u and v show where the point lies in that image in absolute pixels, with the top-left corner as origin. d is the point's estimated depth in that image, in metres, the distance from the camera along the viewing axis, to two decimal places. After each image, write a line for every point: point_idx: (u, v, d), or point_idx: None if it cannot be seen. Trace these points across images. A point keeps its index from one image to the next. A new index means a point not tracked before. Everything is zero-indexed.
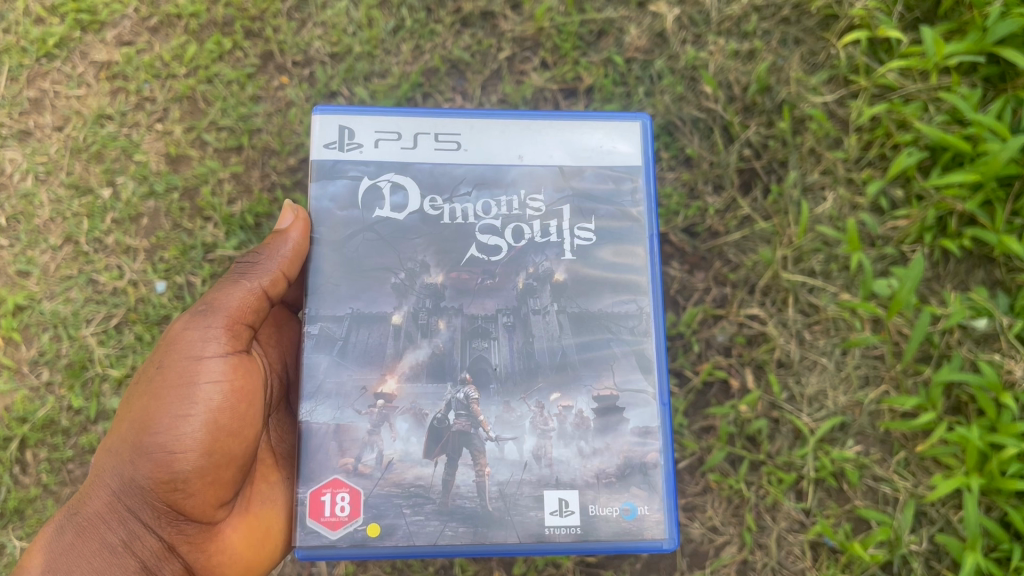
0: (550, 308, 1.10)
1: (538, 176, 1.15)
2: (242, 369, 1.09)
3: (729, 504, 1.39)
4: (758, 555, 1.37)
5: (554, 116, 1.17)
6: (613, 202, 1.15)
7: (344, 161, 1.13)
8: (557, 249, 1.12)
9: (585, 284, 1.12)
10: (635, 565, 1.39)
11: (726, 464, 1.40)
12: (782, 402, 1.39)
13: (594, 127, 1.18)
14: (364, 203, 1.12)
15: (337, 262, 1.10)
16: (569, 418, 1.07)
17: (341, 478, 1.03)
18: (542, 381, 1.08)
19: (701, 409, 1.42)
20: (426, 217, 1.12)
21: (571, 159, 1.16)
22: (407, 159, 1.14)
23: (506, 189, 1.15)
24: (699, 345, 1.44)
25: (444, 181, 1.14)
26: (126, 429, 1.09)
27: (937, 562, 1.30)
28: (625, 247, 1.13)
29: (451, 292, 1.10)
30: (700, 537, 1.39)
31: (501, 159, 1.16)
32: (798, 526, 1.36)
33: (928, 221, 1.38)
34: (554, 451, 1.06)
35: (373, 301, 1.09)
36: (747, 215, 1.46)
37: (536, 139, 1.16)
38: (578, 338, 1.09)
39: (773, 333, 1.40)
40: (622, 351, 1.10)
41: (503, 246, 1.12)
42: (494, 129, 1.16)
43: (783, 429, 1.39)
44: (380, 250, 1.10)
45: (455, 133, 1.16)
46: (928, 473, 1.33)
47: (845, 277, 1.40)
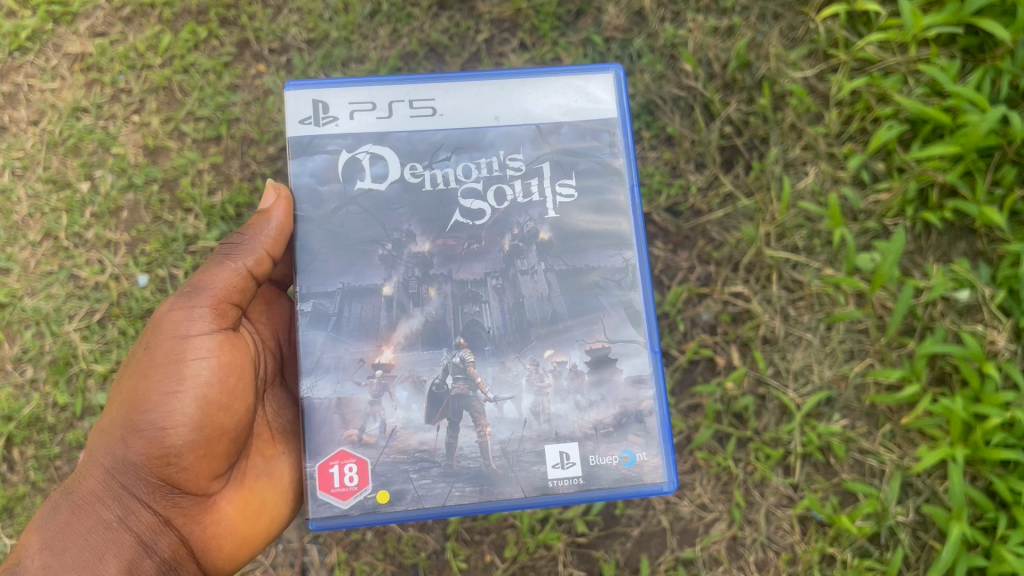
0: (537, 267, 1.09)
1: (517, 137, 1.13)
2: (231, 345, 1.09)
3: (718, 481, 1.39)
4: (747, 530, 1.37)
5: (529, 75, 1.14)
6: (593, 156, 1.13)
7: (320, 135, 1.10)
8: (541, 207, 1.10)
9: (572, 240, 1.10)
10: (625, 545, 1.39)
11: (713, 442, 1.40)
12: (768, 378, 1.39)
13: (567, 80, 1.15)
14: (345, 175, 1.09)
15: (324, 236, 1.08)
16: (564, 373, 1.06)
17: (348, 447, 1.02)
18: (535, 339, 1.07)
19: (688, 387, 1.42)
20: (410, 188, 1.10)
21: (548, 115, 1.14)
22: (386, 129, 1.11)
23: (485, 151, 1.12)
24: (684, 324, 1.43)
25: (423, 147, 1.11)
26: (117, 409, 1.08)
27: (924, 532, 1.31)
28: (606, 200, 1.12)
29: (439, 259, 1.08)
30: (689, 515, 1.39)
31: (480, 124, 1.13)
32: (786, 501, 1.37)
33: (910, 194, 1.38)
34: (552, 406, 1.05)
35: (365, 274, 1.07)
36: (729, 192, 1.46)
37: (512, 99, 1.14)
38: (567, 296, 1.08)
39: (757, 311, 1.40)
40: (610, 304, 1.09)
41: (487, 210, 1.10)
42: (468, 91, 1.14)
43: (770, 405, 1.39)
44: (364, 222, 1.08)
45: (429, 98, 1.13)
46: (913, 445, 1.33)
47: (828, 252, 1.41)
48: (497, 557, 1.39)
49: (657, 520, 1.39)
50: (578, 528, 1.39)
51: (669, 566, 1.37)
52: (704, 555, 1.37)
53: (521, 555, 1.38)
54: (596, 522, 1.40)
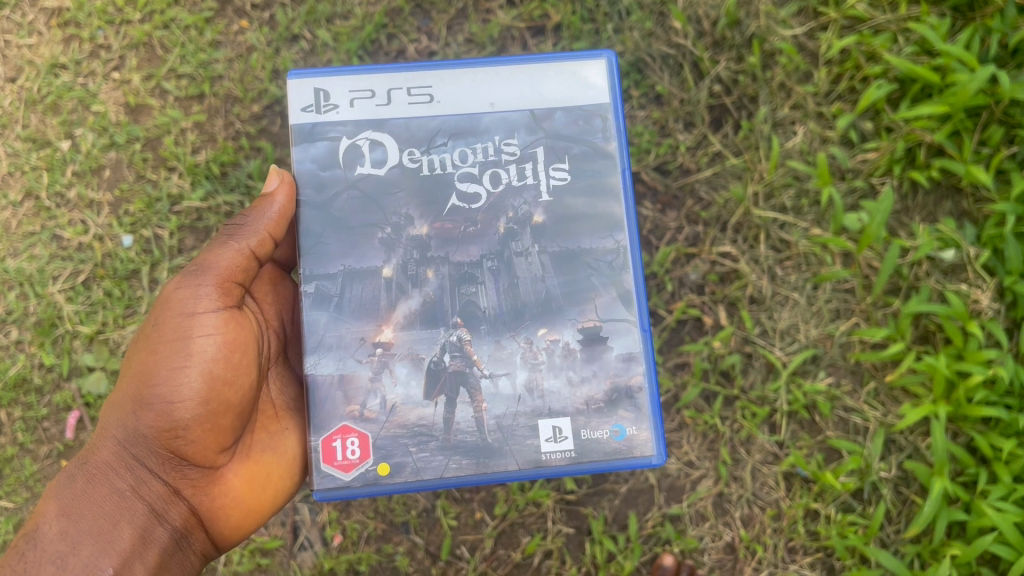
0: (530, 247, 1.06)
1: (512, 123, 1.10)
2: (235, 323, 1.08)
3: (705, 437, 1.39)
4: (733, 487, 1.37)
5: (526, 62, 1.11)
6: (585, 142, 1.10)
7: (323, 123, 1.08)
8: (535, 191, 1.08)
9: (564, 223, 1.08)
10: (613, 502, 1.40)
11: (700, 400, 1.39)
12: (754, 337, 1.40)
13: (560, 65, 1.11)
14: (345, 159, 1.07)
15: (324, 221, 1.06)
16: (557, 351, 1.05)
17: (350, 423, 1.02)
18: (529, 318, 1.05)
19: (676, 346, 1.42)
20: (410, 176, 1.08)
21: (542, 100, 1.10)
22: (384, 117, 1.09)
23: (481, 136, 1.09)
24: (672, 285, 1.44)
25: (421, 133, 1.09)
26: (127, 383, 1.08)
27: (905, 487, 1.32)
28: (598, 184, 1.09)
29: (437, 242, 1.06)
30: (676, 472, 1.39)
31: (476, 109, 1.10)
32: (772, 458, 1.37)
33: (897, 153, 1.38)
34: (545, 382, 1.04)
35: (365, 258, 1.05)
36: (718, 151, 1.46)
37: (509, 85, 1.11)
38: (561, 277, 1.06)
39: (745, 271, 1.41)
40: (601, 285, 1.07)
41: (482, 193, 1.08)
42: (465, 77, 1.11)
43: (756, 363, 1.39)
44: (365, 207, 1.06)
45: (426, 85, 1.10)
46: (897, 403, 1.34)
47: (816, 212, 1.41)
48: (487, 515, 1.40)
49: (645, 477, 1.40)
50: (566, 485, 1.39)
51: (656, 523, 1.38)
52: (692, 509, 1.38)
53: (511, 512, 1.39)
54: (584, 479, 1.40)
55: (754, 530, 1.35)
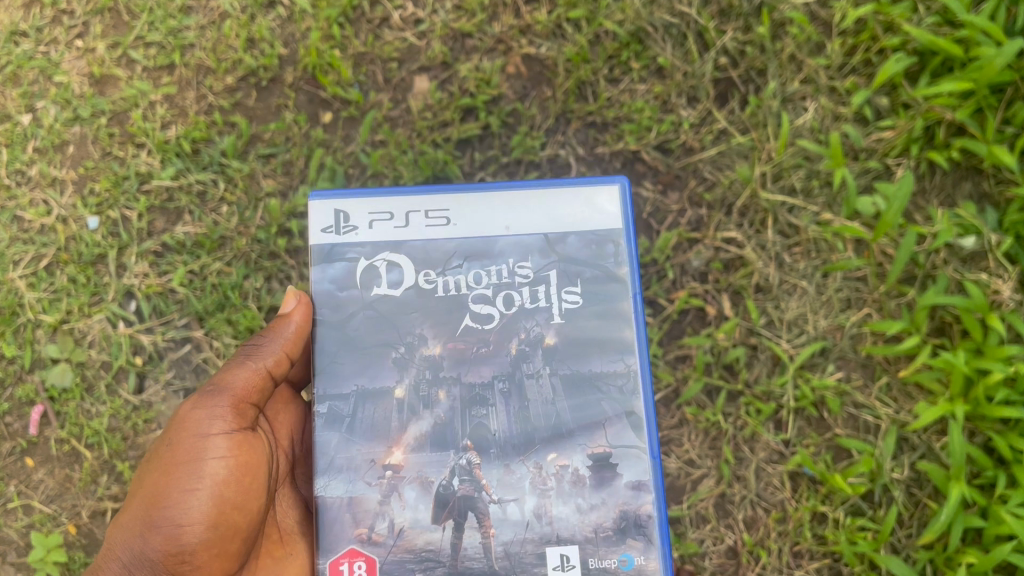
0: (542, 367, 0.96)
1: (529, 245, 1.00)
2: (249, 446, 1.00)
3: (707, 434, 1.30)
4: (736, 487, 1.28)
5: (545, 189, 1.02)
6: (599, 266, 1.00)
7: (342, 243, 0.99)
8: (549, 312, 0.98)
9: (577, 346, 0.98)
10: None
11: (702, 396, 1.31)
12: (760, 328, 1.31)
13: (573, 194, 1.02)
14: (361, 279, 0.98)
15: (337, 342, 0.97)
16: (567, 476, 0.93)
17: (360, 541, 0.92)
18: (540, 442, 0.94)
19: (676, 338, 1.33)
20: (425, 297, 0.99)
21: (554, 224, 1.01)
22: (403, 239, 1.00)
23: (495, 258, 1.00)
24: (673, 272, 1.35)
25: (436, 254, 1.00)
26: (137, 503, 0.99)
27: (918, 489, 1.24)
28: (612, 308, 0.99)
29: (449, 361, 0.96)
30: (675, 472, 1.30)
31: (491, 232, 1.01)
32: (777, 457, 1.28)
33: (916, 132, 1.29)
34: (554, 508, 0.92)
35: (379, 378, 0.96)
36: (723, 129, 1.37)
37: (525, 207, 1.02)
38: (572, 400, 0.96)
39: (751, 258, 1.32)
40: (612, 411, 0.96)
41: (496, 314, 0.98)
42: (482, 201, 1.01)
43: (761, 356, 1.31)
44: (379, 328, 0.97)
45: (444, 208, 1.01)
46: (910, 399, 1.27)
47: (827, 194, 1.32)
48: None
49: None
50: None
51: None
52: (692, 512, 1.28)
53: None
54: None
55: (757, 534, 1.26)
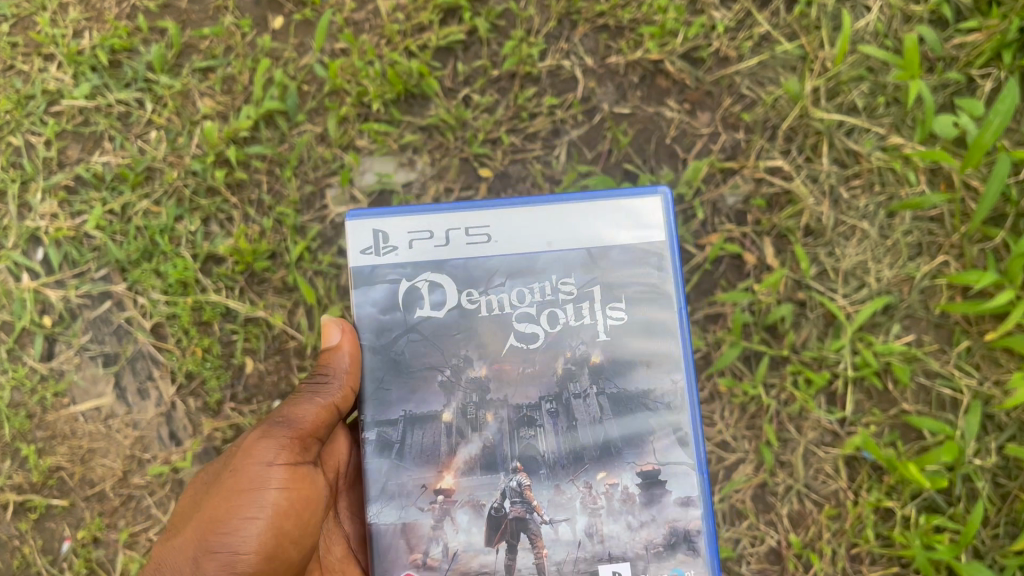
0: (591, 388, 0.84)
1: (574, 258, 0.87)
2: (309, 479, 0.85)
3: (744, 410, 1.06)
4: (779, 476, 1.04)
5: (593, 199, 0.87)
6: (640, 280, 0.86)
7: (383, 266, 0.85)
8: (593, 329, 0.85)
9: (625, 365, 0.85)
10: None
11: (738, 364, 1.06)
12: (810, 280, 1.06)
13: (611, 204, 0.87)
14: (402, 300, 0.85)
15: (383, 370, 0.85)
16: (617, 494, 0.82)
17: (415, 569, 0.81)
18: (589, 461, 0.83)
19: (706, 293, 1.08)
20: (471, 320, 0.86)
21: (596, 237, 0.87)
22: (443, 258, 0.86)
23: (538, 274, 0.86)
24: (703, 212, 1.09)
25: (478, 273, 0.86)
26: (191, 526, 0.85)
27: (1005, 479, 1.01)
28: (653, 321, 0.86)
29: (496, 383, 0.85)
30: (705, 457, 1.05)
31: (532, 247, 0.87)
32: (830, 439, 1.04)
33: (1010, 34, 1.03)
34: (606, 526, 0.82)
35: (431, 403, 0.84)
36: (766, 34, 1.10)
37: (565, 220, 0.87)
38: (620, 421, 0.84)
39: (801, 193, 1.07)
40: (657, 424, 0.84)
41: (540, 333, 0.86)
42: (522, 211, 0.87)
43: (812, 314, 1.07)
44: (426, 351, 0.85)
45: (483, 223, 0.86)
46: (996, 366, 1.03)
47: (895, 114, 1.06)
48: None
49: None
50: None
51: None
52: (725, 506, 1.05)
53: None
54: None
55: (806, 534, 1.03)
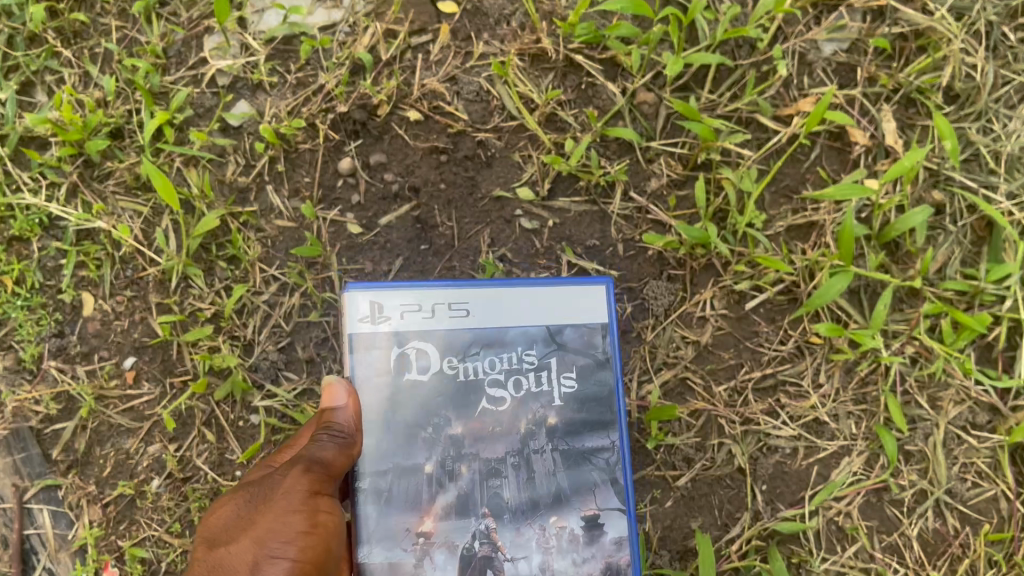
0: (547, 447, 0.59)
1: (538, 330, 0.60)
2: (337, 540, 0.54)
3: (851, 372, 0.67)
4: (906, 476, 0.66)
5: (537, 283, 0.60)
6: (589, 352, 0.60)
7: (381, 336, 0.58)
8: (545, 400, 0.59)
9: (577, 425, 0.60)
10: (661, 506, 0.66)
11: (844, 301, 0.68)
12: (957, 170, 0.68)
13: (565, 300, 0.60)
14: (390, 367, 0.58)
15: (371, 431, 0.57)
16: (565, 536, 0.58)
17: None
18: (535, 504, 0.58)
19: (793, 192, 0.69)
20: (450, 390, 0.58)
21: (561, 322, 0.60)
22: (429, 328, 0.58)
23: (507, 348, 0.59)
24: (790, 64, 0.70)
25: (469, 348, 0.59)
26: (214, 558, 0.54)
27: None
28: (596, 399, 0.60)
29: (471, 443, 0.58)
30: (791, 446, 0.67)
31: (502, 318, 0.59)
32: (984, 417, 0.67)
33: None
34: (552, 564, 0.57)
35: (411, 461, 0.57)
36: None
37: (539, 310, 0.60)
38: (567, 475, 0.59)
39: (945, 34, 0.69)
40: (600, 481, 0.59)
41: (505, 400, 0.59)
42: (506, 306, 0.59)
43: (957, 224, 0.68)
44: (421, 405, 0.58)
45: (467, 308, 0.59)
46: None
47: None
48: None
49: (727, 455, 0.67)
50: None
51: (753, 546, 0.66)
52: (822, 523, 0.66)
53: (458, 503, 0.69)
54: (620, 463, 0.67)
55: (949, 566, 0.66)
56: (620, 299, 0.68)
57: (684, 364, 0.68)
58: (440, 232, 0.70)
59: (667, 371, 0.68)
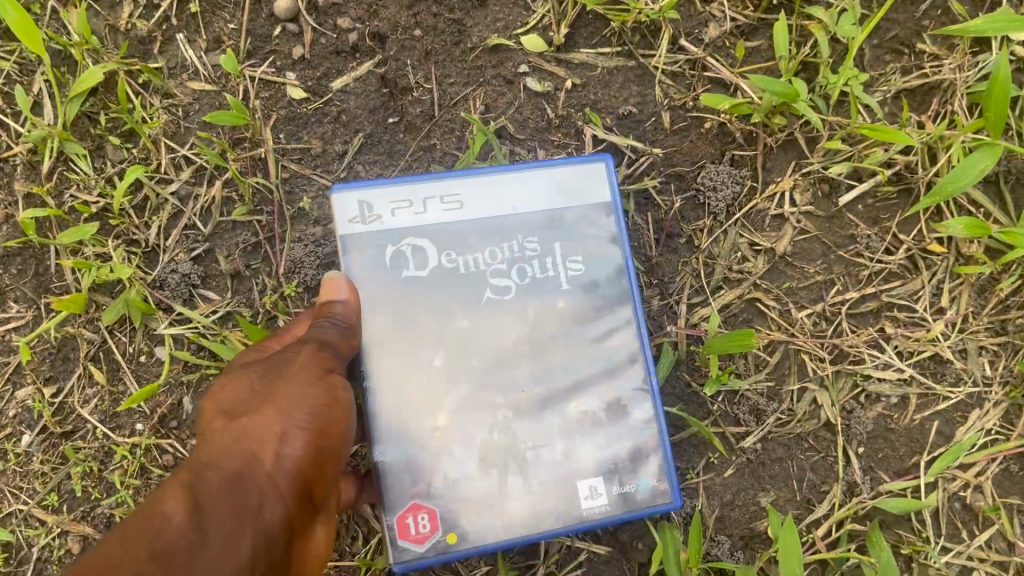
0: (560, 333, 0.44)
1: (535, 216, 0.45)
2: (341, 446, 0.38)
3: (987, 293, 0.48)
4: None
5: (528, 167, 0.45)
6: (592, 233, 0.45)
7: (373, 237, 0.43)
8: (551, 285, 0.44)
9: (588, 301, 0.45)
10: (720, 475, 0.48)
11: (978, 193, 0.48)
12: None
13: (559, 183, 0.45)
14: (383, 265, 0.43)
15: (375, 332, 0.42)
16: (589, 417, 0.44)
17: (420, 503, 0.42)
18: (550, 390, 0.44)
19: (908, 42, 0.50)
20: (458, 290, 0.43)
21: (556, 210, 0.45)
22: (423, 227, 0.43)
23: (504, 236, 0.44)
24: None
25: (475, 239, 0.44)
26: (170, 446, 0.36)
27: None
28: (600, 271, 0.45)
29: (482, 336, 0.43)
30: (900, 394, 0.48)
31: (500, 204, 0.45)
32: None
33: None
34: (578, 450, 0.44)
35: (416, 357, 0.42)
36: None
37: (526, 190, 0.45)
38: (580, 360, 0.44)
39: None
40: (622, 362, 0.45)
41: (509, 292, 0.44)
42: (496, 189, 0.45)
43: None
44: (424, 301, 0.43)
45: (459, 202, 0.44)
46: None
47: None
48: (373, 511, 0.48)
49: (813, 406, 0.49)
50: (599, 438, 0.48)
51: (848, 531, 0.48)
52: (941, 501, 0.48)
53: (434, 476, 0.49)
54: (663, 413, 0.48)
55: None
56: (665, 193, 0.50)
57: (752, 282, 0.49)
58: (413, 97, 0.50)
59: (728, 292, 0.49)
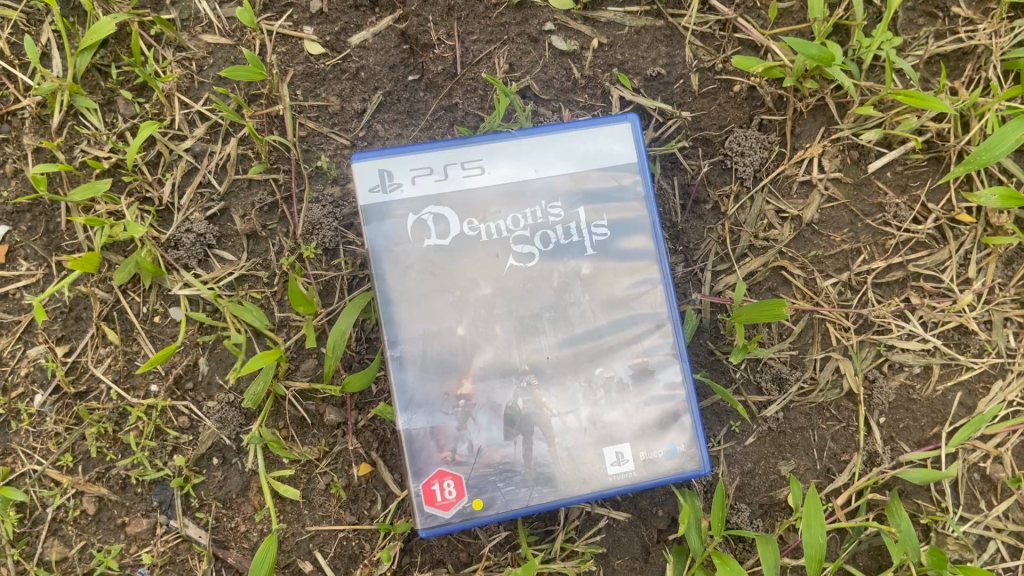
0: (584, 298, 0.43)
1: (560, 179, 0.44)
2: None
3: (1013, 265, 0.48)
4: None
5: (553, 130, 0.44)
6: (619, 194, 0.44)
7: (395, 205, 0.42)
8: (578, 248, 0.43)
9: (616, 261, 0.44)
10: (742, 444, 0.48)
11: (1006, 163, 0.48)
12: None
13: (586, 142, 0.44)
14: (405, 234, 0.42)
15: (396, 302, 0.42)
16: (615, 381, 0.43)
17: (445, 470, 0.42)
18: (576, 355, 0.43)
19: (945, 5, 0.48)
20: (479, 256, 0.43)
21: (584, 169, 0.44)
22: (444, 193, 0.43)
23: (527, 199, 0.43)
24: None
25: (496, 204, 0.43)
26: None
27: None
28: (631, 232, 0.44)
29: (506, 301, 0.43)
30: (923, 364, 0.48)
31: (525, 168, 0.44)
32: None
33: None
34: (605, 416, 0.43)
35: (439, 325, 0.42)
36: None
37: (553, 151, 0.44)
38: (606, 322, 0.43)
39: None
40: (649, 324, 0.44)
41: (534, 255, 0.43)
42: (521, 152, 0.44)
43: None
44: (443, 267, 0.43)
45: (481, 165, 0.43)
46: None
47: None
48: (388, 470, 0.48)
49: (835, 376, 0.48)
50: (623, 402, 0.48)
51: (869, 501, 0.48)
52: (961, 471, 0.48)
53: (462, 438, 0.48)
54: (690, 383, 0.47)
55: None
56: (692, 157, 0.49)
57: (778, 250, 0.48)
58: (435, 55, 0.49)
59: (754, 260, 0.48)
